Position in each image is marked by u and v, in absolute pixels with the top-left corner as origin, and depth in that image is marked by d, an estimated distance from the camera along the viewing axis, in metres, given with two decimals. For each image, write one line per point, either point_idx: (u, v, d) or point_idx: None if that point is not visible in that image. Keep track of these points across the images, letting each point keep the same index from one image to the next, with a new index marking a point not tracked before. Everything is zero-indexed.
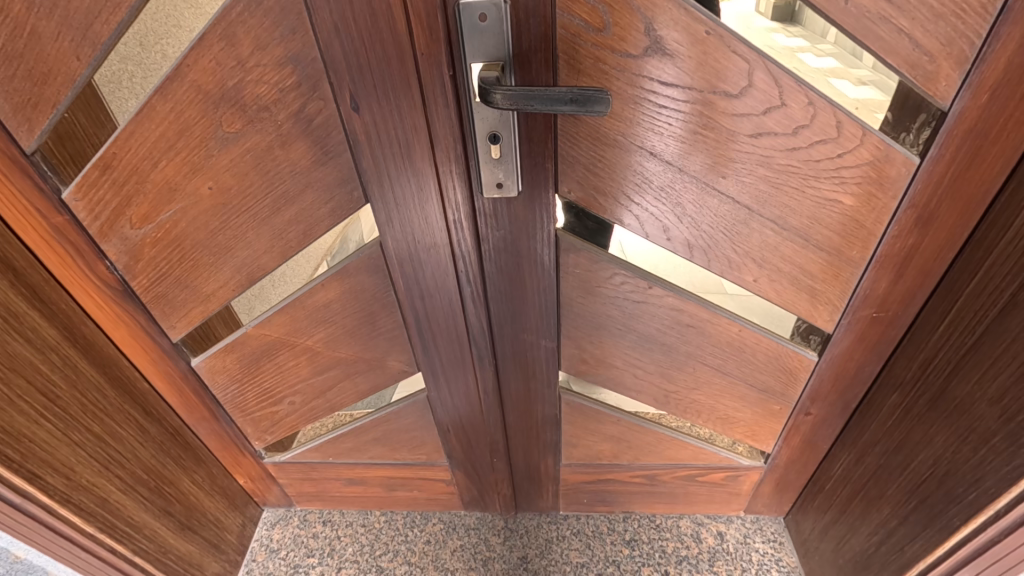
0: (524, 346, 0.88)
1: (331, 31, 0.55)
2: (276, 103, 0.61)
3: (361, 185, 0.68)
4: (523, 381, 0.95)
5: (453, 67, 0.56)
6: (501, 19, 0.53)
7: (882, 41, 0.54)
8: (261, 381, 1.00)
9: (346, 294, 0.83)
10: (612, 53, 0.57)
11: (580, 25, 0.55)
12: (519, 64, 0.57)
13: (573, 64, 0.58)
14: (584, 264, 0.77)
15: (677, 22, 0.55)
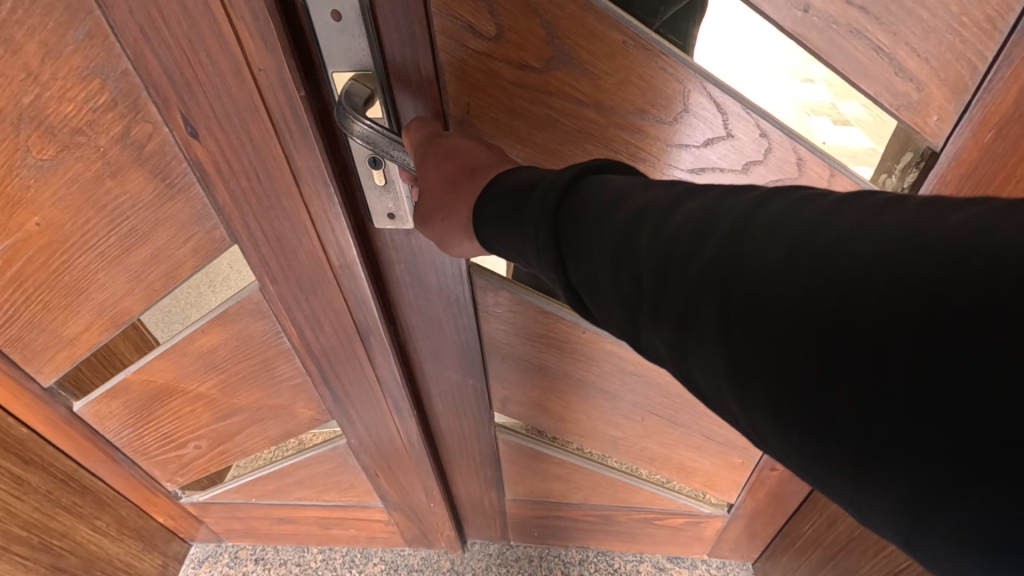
0: (449, 384, 0.78)
1: (138, 36, 0.41)
2: (90, 125, 0.47)
3: (222, 223, 0.55)
4: (453, 419, 0.86)
5: (308, 66, 0.45)
6: (360, 19, 0.42)
7: (851, 56, 0.46)
8: (158, 426, 0.87)
9: (232, 342, 0.70)
10: (511, 61, 0.49)
11: (467, 27, 0.47)
12: (395, 72, 0.47)
13: (462, 74, 0.50)
14: (506, 304, 0.67)
15: (588, 27, 0.47)
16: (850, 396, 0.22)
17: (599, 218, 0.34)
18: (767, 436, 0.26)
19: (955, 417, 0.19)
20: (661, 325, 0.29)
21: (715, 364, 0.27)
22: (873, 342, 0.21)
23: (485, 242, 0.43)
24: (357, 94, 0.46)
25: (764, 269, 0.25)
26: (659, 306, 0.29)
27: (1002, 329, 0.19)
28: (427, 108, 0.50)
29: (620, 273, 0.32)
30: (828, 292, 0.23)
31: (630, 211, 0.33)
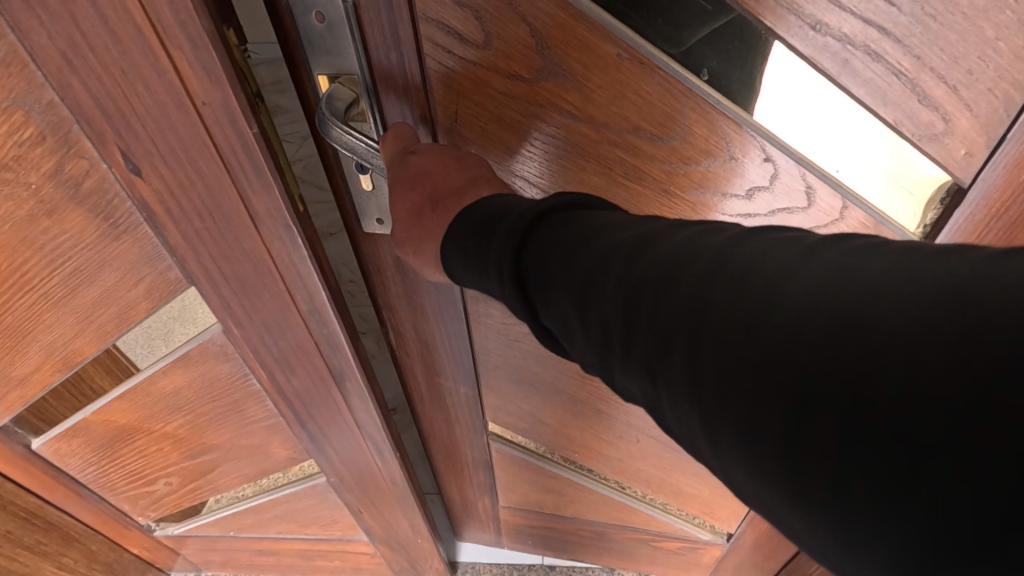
0: (440, 389, 0.86)
1: (62, 64, 0.35)
2: (17, 160, 0.41)
3: (176, 264, 0.50)
4: (443, 420, 0.93)
5: (299, 80, 0.51)
6: (342, 32, 0.46)
7: (861, 73, 0.44)
8: (125, 464, 0.82)
9: (197, 383, 0.64)
10: (500, 72, 0.49)
11: (452, 35, 0.48)
12: (380, 79, 0.51)
13: (448, 83, 0.51)
14: (497, 316, 0.71)
15: (582, 39, 0.46)
16: (790, 446, 0.26)
17: (574, 262, 0.37)
18: (718, 465, 0.30)
19: (877, 472, 0.24)
20: (629, 367, 0.34)
21: (681, 407, 0.31)
22: (818, 404, 0.25)
23: (455, 276, 0.48)
24: (339, 101, 0.50)
25: (724, 329, 0.29)
26: (630, 349, 0.33)
27: (910, 400, 0.23)
28: (414, 112, 0.54)
29: (591, 316, 0.36)
30: (778, 357, 0.27)
31: (602, 256, 0.36)
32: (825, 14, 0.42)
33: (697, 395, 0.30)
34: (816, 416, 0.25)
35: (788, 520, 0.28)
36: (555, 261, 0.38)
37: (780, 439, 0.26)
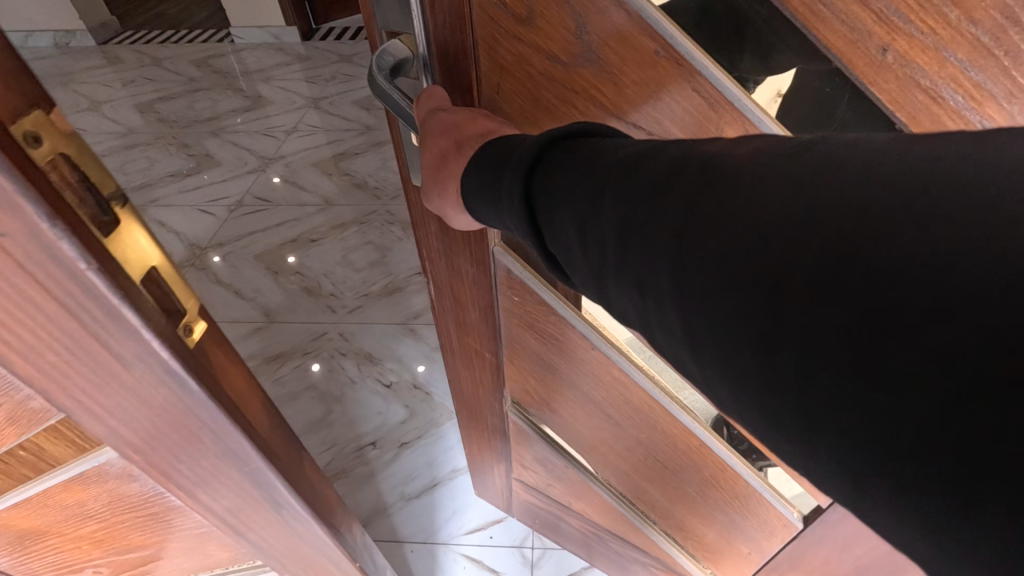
0: (473, 349, 0.99)
1: None
2: None
3: (37, 394, 0.37)
4: (467, 373, 1.06)
5: (378, 40, 0.60)
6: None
7: (933, 111, 0.41)
8: (42, 558, 0.69)
9: (104, 496, 0.52)
10: (543, 52, 0.53)
11: (500, 6, 0.52)
12: (434, 44, 0.57)
13: (494, 57, 0.56)
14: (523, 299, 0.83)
15: (624, 34, 0.49)
16: (763, 322, 0.28)
17: (582, 169, 0.39)
18: (703, 364, 0.32)
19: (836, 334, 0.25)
20: (619, 273, 0.36)
21: (665, 305, 0.33)
22: (807, 264, 0.27)
23: (473, 210, 0.51)
24: (396, 56, 0.58)
25: (709, 216, 0.31)
26: (625, 249, 0.35)
27: (866, 258, 0.25)
28: (460, 73, 0.58)
29: (592, 230, 0.37)
30: (761, 218, 0.29)
31: (605, 167, 0.38)
32: (895, 41, 0.39)
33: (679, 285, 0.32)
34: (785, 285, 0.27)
35: (769, 421, 0.29)
36: (565, 172, 0.40)
37: (748, 313, 0.29)
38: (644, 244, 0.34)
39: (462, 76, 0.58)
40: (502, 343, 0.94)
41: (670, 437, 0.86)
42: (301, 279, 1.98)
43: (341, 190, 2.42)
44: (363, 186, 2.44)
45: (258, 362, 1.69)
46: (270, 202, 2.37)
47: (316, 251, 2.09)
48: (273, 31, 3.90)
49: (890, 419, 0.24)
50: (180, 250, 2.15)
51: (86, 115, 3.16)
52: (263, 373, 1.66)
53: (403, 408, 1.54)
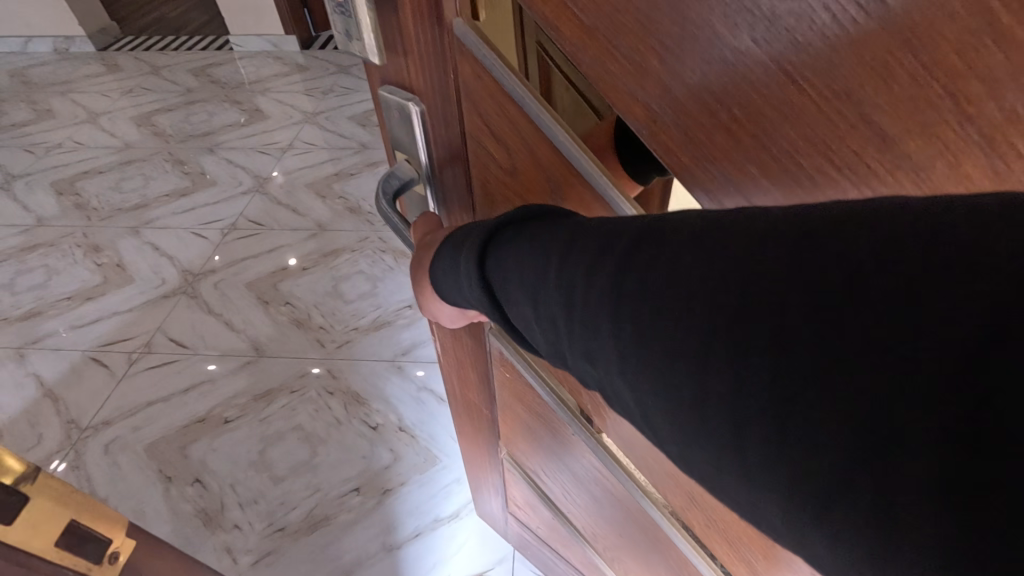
0: (473, 398, 1.06)
1: None
2: None
3: None
4: (466, 413, 1.13)
5: (399, 158, 0.74)
6: (413, 128, 0.66)
7: None
8: None
9: None
10: (510, 179, 0.63)
11: (484, 146, 0.63)
12: (437, 157, 0.70)
13: (482, 178, 0.67)
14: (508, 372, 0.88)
15: (579, 190, 0.56)
16: (695, 386, 0.31)
17: (536, 248, 0.42)
18: (655, 426, 0.35)
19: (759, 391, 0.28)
20: (575, 339, 0.39)
21: (617, 373, 0.36)
22: (726, 333, 0.30)
23: (444, 285, 0.53)
24: (402, 177, 0.70)
25: (646, 284, 0.34)
26: (576, 323, 0.38)
27: (781, 320, 0.28)
28: (457, 182, 0.70)
29: (545, 303, 0.41)
30: (683, 288, 0.32)
31: (554, 242, 0.41)
32: None
33: (627, 354, 0.34)
34: (716, 348, 0.30)
35: (715, 479, 0.32)
36: (521, 250, 0.43)
37: (682, 379, 0.31)
38: (590, 317, 0.37)
39: (457, 188, 0.71)
40: (494, 400, 1.00)
41: (641, 523, 0.86)
42: (291, 310, 1.98)
43: (334, 214, 2.41)
44: (356, 210, 2.43)
45: (246, 400, 1.70)
46: (263, 226, 2.37)
47: (307, 281, 2.09)
48: (271, 39, 3.88)
49: (811, 464, 0.27)
50: (173, 275, 2.15)
51: (85, 127, 3.16)
52: (251, 411, 1.67)
53: (388, 452, 1.55)
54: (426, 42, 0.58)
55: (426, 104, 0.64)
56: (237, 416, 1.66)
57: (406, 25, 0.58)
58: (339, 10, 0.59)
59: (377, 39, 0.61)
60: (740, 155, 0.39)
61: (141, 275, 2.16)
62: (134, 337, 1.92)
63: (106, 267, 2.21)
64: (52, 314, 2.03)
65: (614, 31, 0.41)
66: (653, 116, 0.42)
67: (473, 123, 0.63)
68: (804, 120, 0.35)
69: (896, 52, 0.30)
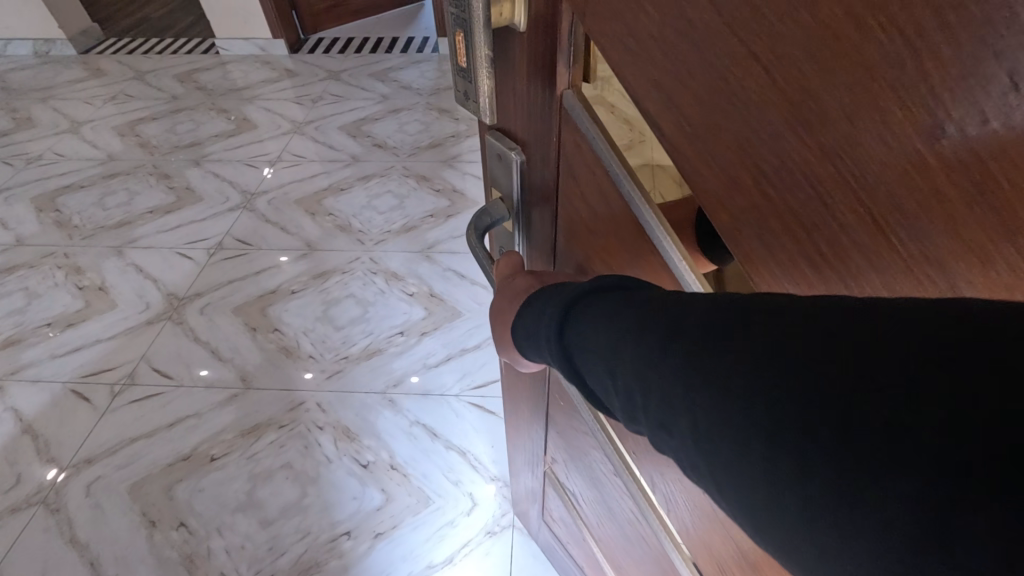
0: (524, 419, 1.10)
1: None
2: None
3: None
4: (516, 430, 1.17)
5: (493, 192, 0.76)
6: (510, 167, 0.68)
7: None
8: None
9: None
10: (591, 237, 0.64)
11: (572, 200, 0.64)
12: (527, 198, 0.71)
13: (568, 229, 0.68)
14: (562, 401, 0.91)
15: (653, 260, 0.56)
16: (769, 490, 0.31)
17: (624, 319, 0.42)
18: (729, 497, 0.34)
19: (837, 484, 0.28)
20: (648, 407, 0.38)
21: (690, 445, 0.35)
22: (806, 452, 0.29)
23: (518, 335, 0.56)
24: (494, 215, 0.72)
25: (722, 361, 0.34)
26: (649, 398, 0.38)
27: (865, 459, 0.27)
28: (546, 225, 0.71)
29: (620, 371, 0.41)
30: (776, 389, 0.31)
31: (642, 313, 0.41)
32: None
33: (700, 430, 0.35)
34: (789, 434, 0.30)
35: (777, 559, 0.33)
36: (608, 318, 0.44)
37: (754, 478, 0.32)
38: (667, 397, 0.37)
39: (544, 230, 0.73)
40: (545, 425, 1.03)
41: None
42: (280, 338, 1.93)
43: (324, 233, 2.36)
44: (347, 228, 2.38)
45: (233, 435, 1.65)
46: (250, 245, 2.31)
47: (296, 305, 2.04)
48: (259, 43, 3.79)
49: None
50: (158, 299, 2.09)
51: (66, 138, 3.07)
52: (239, 448, 1.62)
53: (380, 492, 1.52)
54: (535, 101, 0.59)
55: (527, 155, 0.66)
56: (224, 453, 1.61)
57: (519, 88, 0.60)
58: (462, 74, 0.59)
59: (490, 102, 0.59)
60: (815, 280, 0.39)
61: (125, 300, 2.10)
62: (117, 367, 1.86)
63: (88, 291, 2.14)
64: (32, 342, 1.97)
65: (711, 141, 0.41)
66: (735, 221, 0.43)
67: (567, 179, 0.63)
68: (887, 272, 0.35)
69: (994, 240, 0.29)
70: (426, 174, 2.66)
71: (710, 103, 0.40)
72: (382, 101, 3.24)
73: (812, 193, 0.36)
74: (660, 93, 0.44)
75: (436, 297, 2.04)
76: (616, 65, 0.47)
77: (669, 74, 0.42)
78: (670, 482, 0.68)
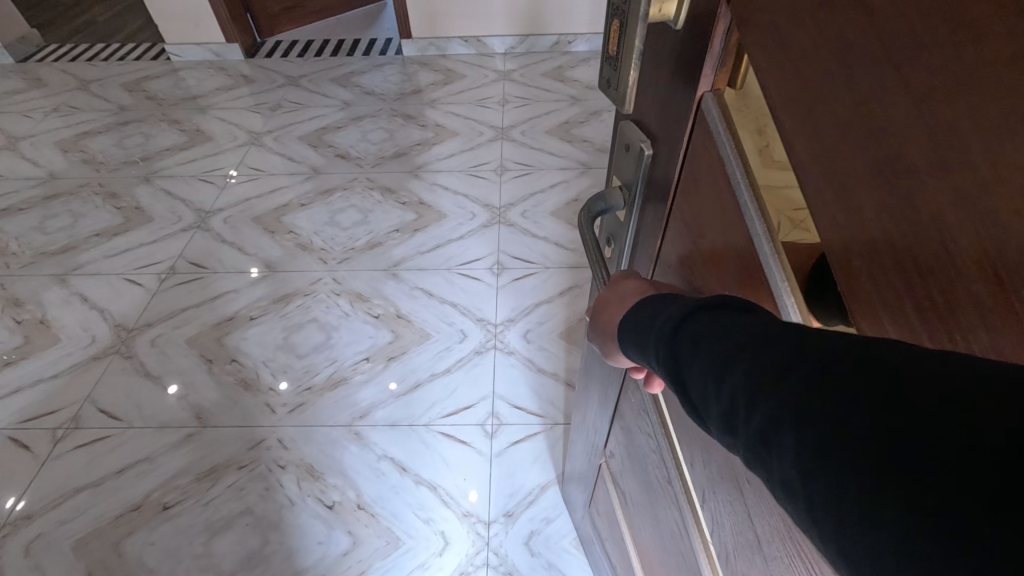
0: (591, 410, 1.06)
1: None
2: None
3: None
4: (584, 419, 1.14)
5: (614, 179, 0.68)
6: (639, 155, 0.59)
7: None
8: None
9: None
10: (700, 250, 0.53)
11: (688, 208, 0.54)
12: (645, 193, 0.62)
13: (678, 236, 0.58)
14: (631, 399, 0.85)
15: (758, 289, 0.46)
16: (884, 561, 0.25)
17: (757, 340, 0.33)
18: (823, 529, 0.27)
19: (955, 554, 0.22)
20: (750, 422, 0.31)
21: (787, 462, 0.29)
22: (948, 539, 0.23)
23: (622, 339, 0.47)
24: (609, 202, 0.66)
25: (855, 379, 0.28)
26: (753, 419, 0.31)
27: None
28: (657, 227, 0.62)
29: (728, 386, 0.33)
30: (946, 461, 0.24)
31: (786, 341, 0.32)
32: None
33: (812, 448, 0.28)
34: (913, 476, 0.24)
35: None
36: (733, 336, 0.35)
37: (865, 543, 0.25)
38: (786, 430, 0.29)
39: (653, 233, 0.63)
40: (609, 420, 0.98)
41: None
42: (237, 369, 1.82)
43: (284, 252, 2.24)
44: (309, 247, 2.27)
45: (188, 480, 1.55)
46: (205, 269, 2.18)
47: (255, 333, 1.94)
48: (212, 48, 3.61)
49: None
50: (105, 332, 1.96)
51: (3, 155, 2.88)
52: (193, 494, 1.52)
53: (347, 535, 1.44)
54: (670, 98, 0.51)
55: (654, 151, 0.57)
56: (178, 501, 1.51)
57: (659, 85, 0.53)
58: (611, 59, 0.56)
59: (631, 91, 0.56)
60: (922, 328, 0.31)
61: (69, 334, 1.96)
62: (61, 410, 1.74)
63: (28, 325, 2.00)
64: None
65: (828, 144, 0.34)
66: (840, 241, 0.35)
67: (687, 184, 0.53)
68: (1007, 341, 0.26)
69: None
70: (392, 185, 2.56)
71: (834, 99, 0.33)
72: (343, 107, 3.12)
73: (925, 218, 0.29)
74: (788, 83, 0.37)
75: (403, 319, 1.96)
76: (764, 75, 0.39)
77: (798, 62, 0.36)
78: (720, 500, 0.60)
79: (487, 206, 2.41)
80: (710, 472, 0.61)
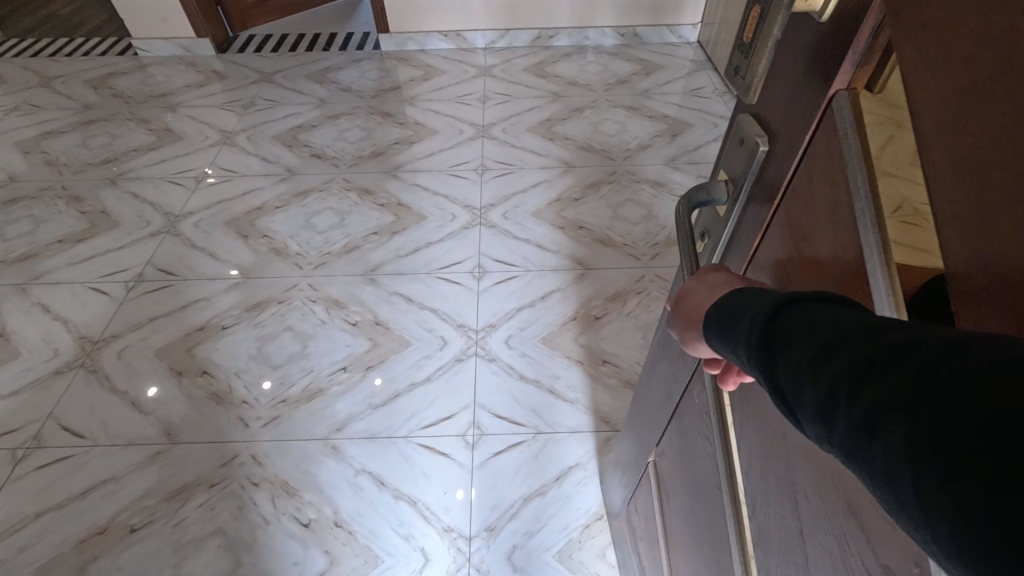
0: (647, 407, 1.01)
1: None
2: None
3: None
4: (637, 415, 1.08)
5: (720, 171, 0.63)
6: (754, 149, 0.54)
7: None
8: None
9: None
10: (800, 258, 0.49)
11: (795, 213, 0.50)
12: (749, 191, 0.57)
13: (777, 241, 0.54)
14: (690, 399, 0.80)
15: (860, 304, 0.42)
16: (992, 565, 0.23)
17: (866, 334, 0.31)
18: (915, 516, 0.27)
19: None
20: (852, 410, 0.30)
21: (892, 456, 0.27)
22: None
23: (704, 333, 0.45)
24: (712, 194, 0.61)
25: (982, 365, 0.26)
26: (858, 411, 0.29)
27: None
28: (756, 228, 0.57)
29: (830, 377, 0.31)
30: None
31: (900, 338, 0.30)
32: None
33: (918, 435, 0.27)
34: None
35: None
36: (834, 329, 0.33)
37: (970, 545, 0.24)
38: (895, 424, 0.28)
39: (749, 235, 0.59)
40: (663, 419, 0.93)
41: None
42: (208, 382, 1.76)
43: (257, 257, 2.17)
44: (283, 252, 2.19)
45: (156, 501, 1.49)
46: (175, 276, 2.10)
47: (226, 343, 1.87)
48: (182, 43, 3.48)
49: None
50: (68, 345, 1.88)
51: None
52: (162, 515, 1.47)
53: (323, 554, 1.40)
54: (798, 96, 0.47)
55: (771, 148, 0.52)
56: (145, 523, 1.45)
57: (787, 81, 0.49)
58: (744, 48, 0.53)
59: (760, 79, 0.52)
60: None
61: (30, 347, 1.88)
62: (22, 428, 1.66)
63: None
64: None
65: (958, 135, 0.31)
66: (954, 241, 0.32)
67: (798, 184, 0.49)
68: None
69: None
70: (370, 186, 2.49)
71: (976, 84, 0.30)
72: (319, 105, 3.03)
73: None
74: (920, 67, 0.34)
75: (381, 326, 1.90)
76: (907, 79, 0.35)
77: (935, 42, 0.32)
78: (772, 511, 0.57)
79: (467, 207, 2.36)
80: (767, 482, 0.58)
